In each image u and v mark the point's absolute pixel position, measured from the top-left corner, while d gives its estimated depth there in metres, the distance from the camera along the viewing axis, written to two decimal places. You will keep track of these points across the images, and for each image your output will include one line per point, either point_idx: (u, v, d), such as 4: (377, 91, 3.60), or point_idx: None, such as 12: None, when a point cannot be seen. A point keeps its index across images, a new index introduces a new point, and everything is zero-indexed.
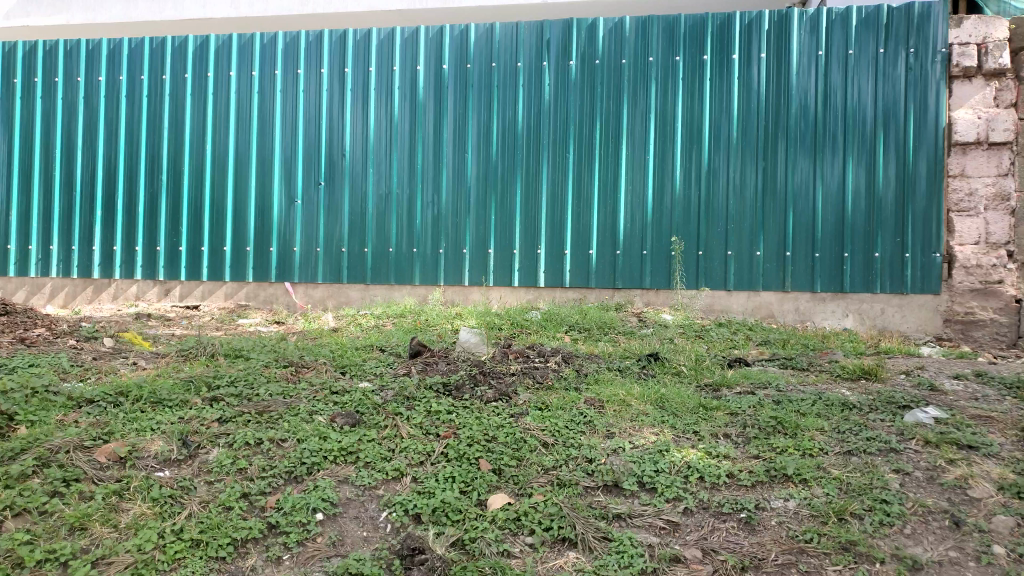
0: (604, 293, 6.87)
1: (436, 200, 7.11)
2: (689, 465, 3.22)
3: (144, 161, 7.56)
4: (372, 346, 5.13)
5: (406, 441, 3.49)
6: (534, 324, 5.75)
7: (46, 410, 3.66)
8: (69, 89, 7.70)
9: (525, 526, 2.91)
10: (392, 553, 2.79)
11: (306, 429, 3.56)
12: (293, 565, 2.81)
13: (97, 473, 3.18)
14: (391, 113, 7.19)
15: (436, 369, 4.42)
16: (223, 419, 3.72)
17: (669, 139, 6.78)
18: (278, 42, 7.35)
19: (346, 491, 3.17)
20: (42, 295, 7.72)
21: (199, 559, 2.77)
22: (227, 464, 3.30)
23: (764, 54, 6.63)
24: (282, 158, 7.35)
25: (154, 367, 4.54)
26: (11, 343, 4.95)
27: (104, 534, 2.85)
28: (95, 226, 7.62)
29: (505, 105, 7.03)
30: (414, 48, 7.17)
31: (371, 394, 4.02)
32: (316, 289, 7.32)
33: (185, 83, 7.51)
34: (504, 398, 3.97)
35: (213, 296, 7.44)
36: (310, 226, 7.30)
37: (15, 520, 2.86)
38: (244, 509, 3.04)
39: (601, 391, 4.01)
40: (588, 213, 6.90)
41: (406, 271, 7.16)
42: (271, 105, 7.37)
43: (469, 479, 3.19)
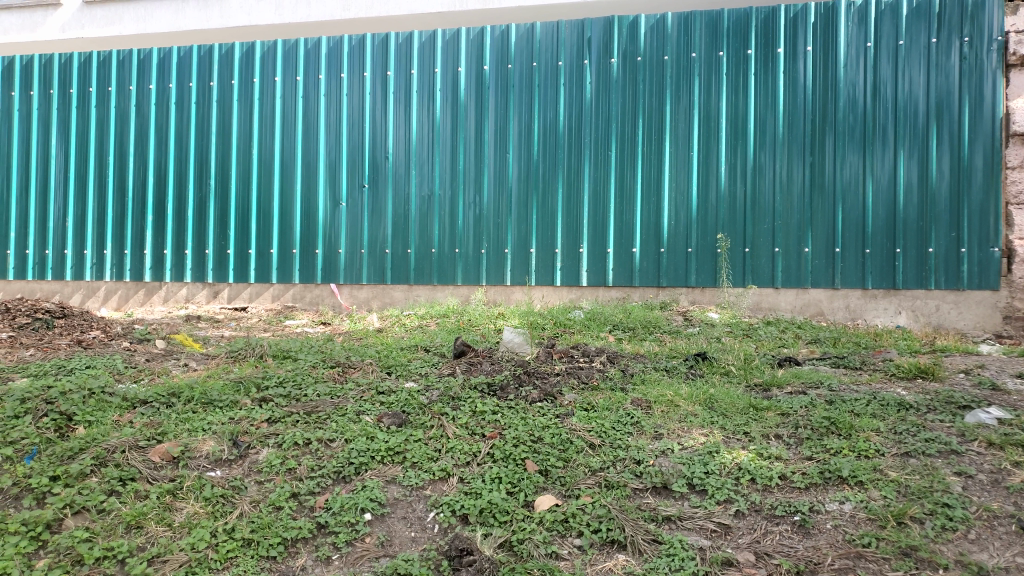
0: (648, 292, 6.80)
1: (477, 200, 7.12)
2: (740, 467, 3.16)
3: (192, 166, 7.72)
4: (417, 346, 5.15)
5: (452, 441, 3.49)
6: (577, 324, 5.71)
7: (103, 410, 3.75)
8: (121, 98, 7.90)
9: (574, 527, 2.88)
10: (441, 553, 2.79)
11: (353, 430, 3.59)
12: (342, 565, 2.82)
13: (151, 472, 3.25)
14: (433, 116, 7.22)
15: (481, 369, 4.42)
16: (272, 419, 3.77)
17: (713, 135, 6.68)
18: (321, 47, 7.46)
19: (394, 492, 3.18)
20: (97, 298, 7.94)
21: (251, 558, 2.81)
22: (277, 464, 3.34)
23: (811, 47, 6.49)
24: (327, 161, 7.43)
25: (205, 367, 4.63)
26: (69, 345, 5.09)
27: (159, 533, 2.91)
28: (146, 230, 7.80)
29: (546, 105, 7.00)
30: (455, 50, 7.19)
31: (417, 394, 4.04)
32: (361, 290, 7.39)
33: (232, 89, 7.65)
34: (549, 398, 3.95)
35: (260, 298, 7.56)
36: (354, 227, 7.38)
37: (74, 518, 2.96)
38: (294, 509, 3.07)
39: (648, 391, 3.96)
40: (632, 210, 6.84)
41: (448, 271, 7.18)
42: (315, 110, 7.46)
43: (516, 480, 3.18)
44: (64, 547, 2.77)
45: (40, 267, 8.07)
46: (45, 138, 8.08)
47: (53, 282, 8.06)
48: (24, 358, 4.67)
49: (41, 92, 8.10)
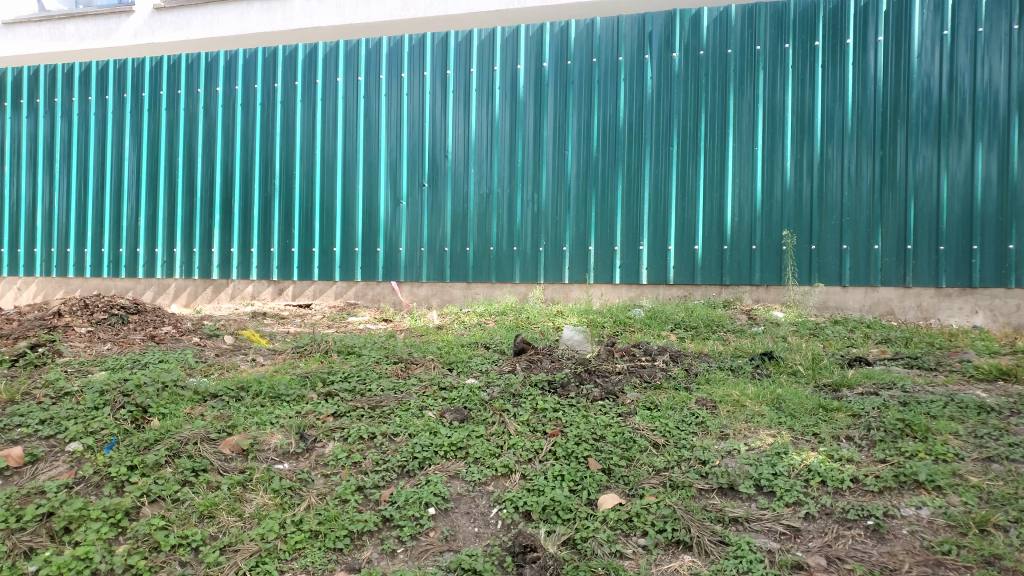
0: (711, 290, 6.69)
1: (536, 198, 7.11)
2: (810, 469, 3.08)
3: (258, 166, 7.91)
4: (477, 343, 5.16)
5: (514, 438, 3.49)
6: (637, 322, 5.64)
7: (176, 403, 3.87)
8: (190, 101, 8.14)
9: (638, 527, 2.86)
10: (504, 550, 2.80)
11: (416, 425, 3.62)
12: (407, 558, 2.85)
13: (222, 464, 3.34)
14: (492, 114, 7.24)
15: (541, 366, 4.41)
16: (338, 413, 3.83)
17: (778, 130, 6.53)
18: (382, 47, 7.56)
19: (458, 487, 3.21)
20: (167, 295, 8.21)
21: (319, 549, 2.87)
22: (342, 458, 3.40)
23: (882, 36, 6.29)
24: (388, 160, 7.53)
25: (271, 363, 4.74)
26: (143, 340, 5.28)
27: (230, 523, 3.00)
28: (214, 229, 8.03)
29: (606, 101, 6.96)
30: (515, 47, 7.19)
31: (478, 391, 4.05)
32: (421, 288, 7.46)
33: (296, 90, 7.82)
34: (611, 397, 3.92)
35: (324, 295, 7.71)
36: (414, 225, 7.45)
37: (151, 506, 3.07)
38: (359, 502, 3.12)
39: (713, 391, 3.89)
40: (693, 206, 6.74)
41: (507, 269, 7.20)
42: (376, 109, 7.57)
43: (579, 478, 3.16)
44: (141, 534, 2.88)
45: (114, 265, 8.39)
46: (119, 140, 8.39)
47: (126, 279, 8.37)
48: (102, 352, 4.86)
49: (116, 97, 8.41)
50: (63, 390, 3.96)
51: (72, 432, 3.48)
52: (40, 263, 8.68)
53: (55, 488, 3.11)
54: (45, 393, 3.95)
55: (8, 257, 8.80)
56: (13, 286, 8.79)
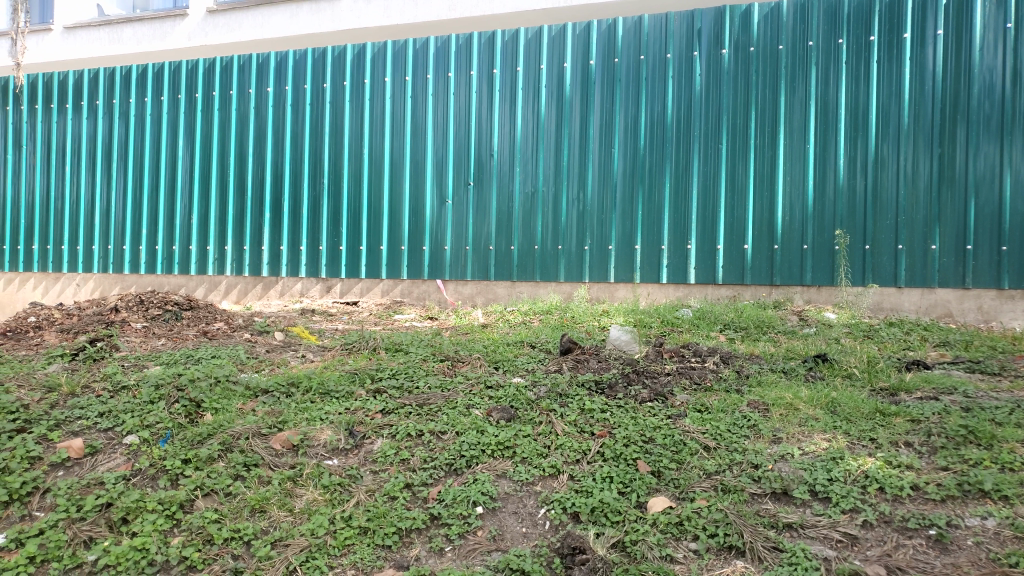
0: (761, 290, 6.56)
1: (581, 196, 7.07)
2: (868, 475, 3.00)
3: (307, 165, 8.02)
4: (523, 342, 5.14)
5: (562, 438, 3.47)
6: (686, 323, 5.57)
7: (228, 398, 3.93)
8: (241, 101, 8.29)
9: (689, 531, 2.81)
10: (553, 551, 2.78)
11: (464, 423, 3.63)
12: (455, 556, 2.86)
13: (273, 459, 3.39)
14: (538, 112, 7.22)
15: (588, 366, 4.37)
16: (386, 410, 3.86)
17: (831, 127, 6.39)
18: (430, 47, 7.60)
19: (505, 486, 3.20)
20: (219, 292, 8.37)
21: (368, 546, 2.89)
22: (391, 455, 3.42)
23: (942, 30, 6.10)
24: (434, 160, 7.56)
25: (321, 359, 4.79)
26: (196, 336, 5.39)
27: (281, 518, 3.03)
28: (264, 227, 8.16)
29: (654, 99, 6.88)
30: (561, 46, 7.16)
31: (525, 390, 4.03)
32: (466, 286, 7.48)
33: (344, 90, 7.90)
34: (660, 398, 3.87)
35: (370, 293, 7.77)
36: (460, 224, 7.48)
37: (204, 500, 3.13)
38: (408, 499, 3.14)
39: (766, 393, 3.81)
40: (743, 205, 6.63)
41: (552, 268, 7.17)
42: (423, 109, 7.61)
43: (628, 480, 3.13)
44: (195, 527, 2.95)
45: (168, 262, 8.60)
46: (173, 141, 8.59)
47: (178, 276, 8.56)
48: (157, 347, 4.97)
49: (170, 97, 8.61)
50: (120, 383, 4.06)
51: (128, 425, 3.57)
52: (98, 260, 8.94)
53: (114, 479, 3.20)
54: (103, 386, 4.06)
55: (68, 254, 9.09)
56: (72, 282, 9.08)
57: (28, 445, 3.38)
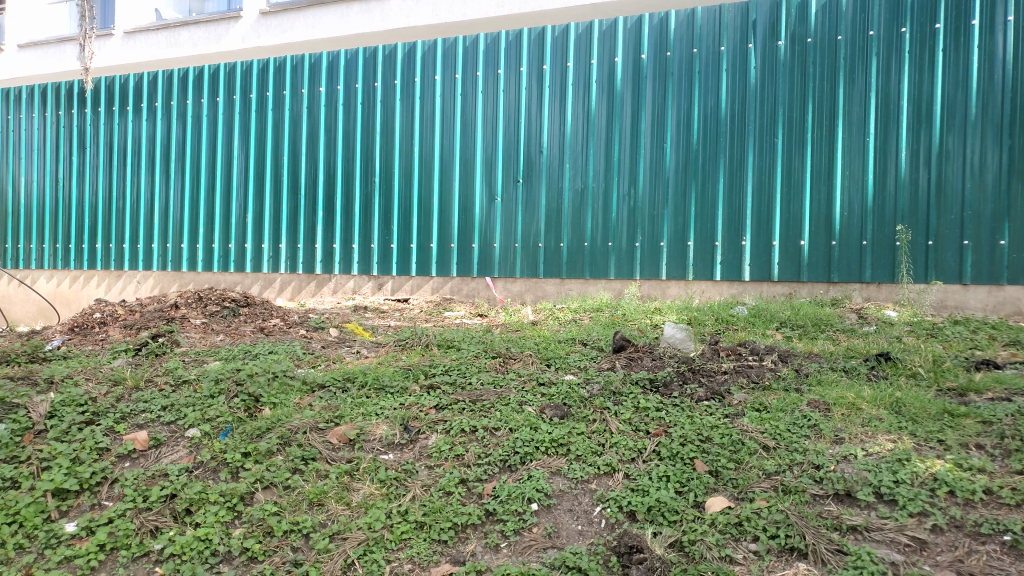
0: (818, 287, 6.41)
1: (632, 192, 7.01)
2: (936, 477, 2.90)
3: (359, 163, 8.10)
4: (575, 339, 5.11)
5: (617, 436, 3.44)
6: (741, 321, 5.47)
7: (286, 393, 4.00)
8: (295, 101, 8.43)
9: (748, 532, 2.77)
10: (610, 549, 2.77)
11: (517, 419, 3.62)
12: (511, 553, 2.86)
13: (330, 453, 3.43)
14: (589, 107, 7.17)
15: (642, 364, 4.32)
16: (440, 406, 3.88)
17: (892, 119, 6.20)
18: (480, 44, 7.62)
19: (560, 484, 3.19)
20: (273, 289, 8.54)
21: (424, 541, 2.91)
22: (445, 450, 3.43)
23: (1012, 17, 5.88)
24: (484, 157, 7.57)
25: (375, 355, 4.84)
26: (253, 332, 5.50)
27: (338, 511, 3.07)
28: (317, 226, 8.29)
29: (707, 93, 6.78)
30: (613, 40, 7.11)
31: (578, 387, 4.01)
32: (515, 284, 7.48)
33: (395, 88, 7.97)
34: (716, 397, 3.81)
35: (421, 291, 7.83)
36: (509, 221, 7.48)
37: (264, 492, 3.19)
38: (463, 495, 3.15)
39: (826, 392, 3.72)
40: (799, 200, 6.49)
41: (602, 265, 7.12)
42: (473, 106, 7.63)
43: (685, 479, 3.09)
44: (256, 519, 3.01)
45: (225, 260, 8.80)
46: (229, 140, 8.77)
47: (234, 274, 8.75)
48: (215, 343, 5.08)
49: (226, 98, 8.81)
50: (182, 377, 4.17)
51: (191, 418, 3.66)
52: (157, 258, 9.20)
53: (177, 471, 3.29)
54: (166, 380, 4.17)
55: (129, 252, 9.37)
56: (133, 280, 9.35)
57: (97, 437, 3.50)
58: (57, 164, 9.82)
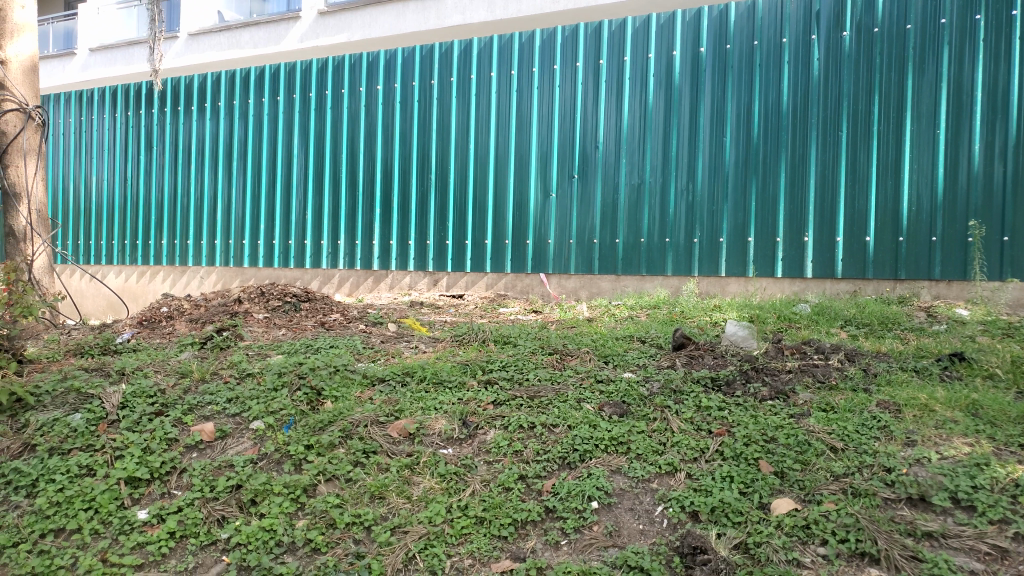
0: (884, 285, 6.21)
1: (691, 187, 6.91)
2: (1018, 484, 2.80)
3: (416, 160, 8.17)
4: (633, 336, 5.06)
5: (678, 436, 3.38)
6: (804, 319, 5.34)
7: (347, 387, 4.05)
8: (353, 99, 8.54)
9: (816, 535, 2.70)
10: (672, 549, 2.74)
11: (576, 416, 3.60)
12: (572, 551, 2.85)
13: (391, 447, 3.46)
14: (646, 102, 7.09)
15: (703, 362, 4.25)
16: (498, 401, 3.87)
17: (965, 109, 5.97)
18: (535, 40, 7.59)
19: (621, 482, 3.16)
20: (332, 285, 8.67)
21: (484, 536, 2.92)
22: (504, 445, 3.43)
23: None
24: (539, 153, 7.56)
25: (433, 350, 4.87)
26: (314, 327, 5.59)
27: (399, 505, 3.10)
28: (375, 223, 8.39)
29: (769, 86, 6.63)
30: (671, 33, 7.00)
31: (637, 385, 3.96)
32: (570, 280, 7.44)
33: (451, 86, 8.01)
34: (781, 396, 3.72)
35: (476, 287, 7.84)
36: (564, 217, 7.44)
37: (327, 485, 3.24)
38: (522, 491, 3.15)
39: (897, 393, 3.60)
40: (864, 194, 6.29)
41: (658, 261, 7.03)
42: (529, 103, 7.61)
43: (749, 480, 3.03)
44: (319, 511, 3.06)
45: (285, 256, 8.97)
46: (289, 139, 8.93)
47: (294, 269, 8.91)
48: (278, 337, 5.18)
49: (286, 97, 8.97)
50: (246, 370, 4.26)
51: (255, 411, 3.73)
52: (220, 254, 9.42)
53: (243, 462, 3.36)
54: (231, 373, 4.26)
55: (193, 248, 9.63)
56: (197, 275, 9.61)
57: (166, 428, 3.60)
58: (126, 163, 10.15)
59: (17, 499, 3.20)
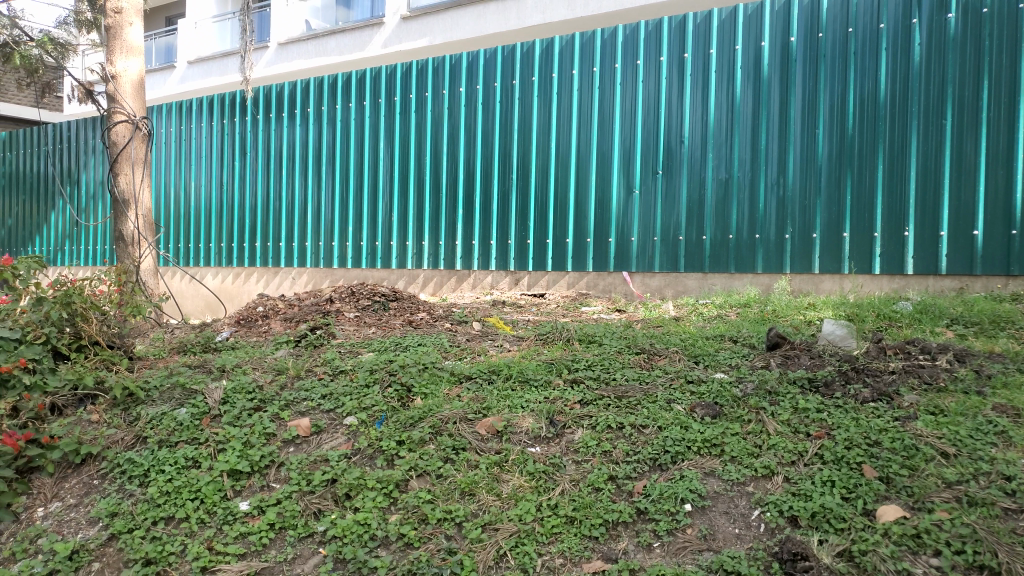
0: (994, 282, 5.87)
1: (781, 182, 6.69)
2: None
3: (497, 160, 8.21)
4: (723, 336, 4.93)
5: (774, 438, 3.28)
6: (906, 317, 5.09)
7: (436, 383, 4.09)
8: (436, 103, 8.67)
9: (928, 545, 2.57)
10: (771, 555, 2.67)
11: (666, 417, 3.53)
12: (665, 554, 2.81)
13: (480, 444, 3.48)
14: (734, 95, 6.91)
15: (799, 362, 4.10)
16: (585, 401, 3.83)
17: None
18: (618, 36, 7.51)
19: (714, 485, 3.09)
20: (417, 285, 8.82)
21: (575, 536, 2.90)
22: (592, 445, 3.39)
23: None
24: (622, 150, 7.47)
25: (518, 349, 4.88)
26: (402, 325, 5.69)
27: (489, 502, 3.11)
28: (457, 223, 8.48)
29: (865, 74, 6.36)
30: (759, 24, 6.80)
31: (730, 386, 3.85)
32: (654, 278, 7.31)
33: (533, 85, 8.01)
34: (884, 398, 3.56)
35: (557, 286, 7.82)
36: (648, 215, 7.34)
37: (418, 480, 3.29)
38: (613, 492, 3.11)
39: (1014, 397, 3.38)
40: (971, 186, 5.95)
41: (747, 258, 6.84)
42: (611, 99, 7.53)
43: (852, 485, 2.91)
44: (411, 506, 3.10)
45: (372, 258, 9.17)
46: (375, 143, 9.13)
47: (381, 270, 9.11)
48: (368, 336, 5.29)
49: (372, 102, 9.18)
50: (338, 367, 4.37)
51: (348, 407, 3.82)
52: (311, 257, 9.73)
53: (337, 457, 3.44)
54: (324, 369, 4.38)
55: (285, 250, 9.97)
56: (290, 276, 9.95)
57: (264, 423, 3.72)
58: (222, 169, 10.59)
59: (131, 488, 3.39)
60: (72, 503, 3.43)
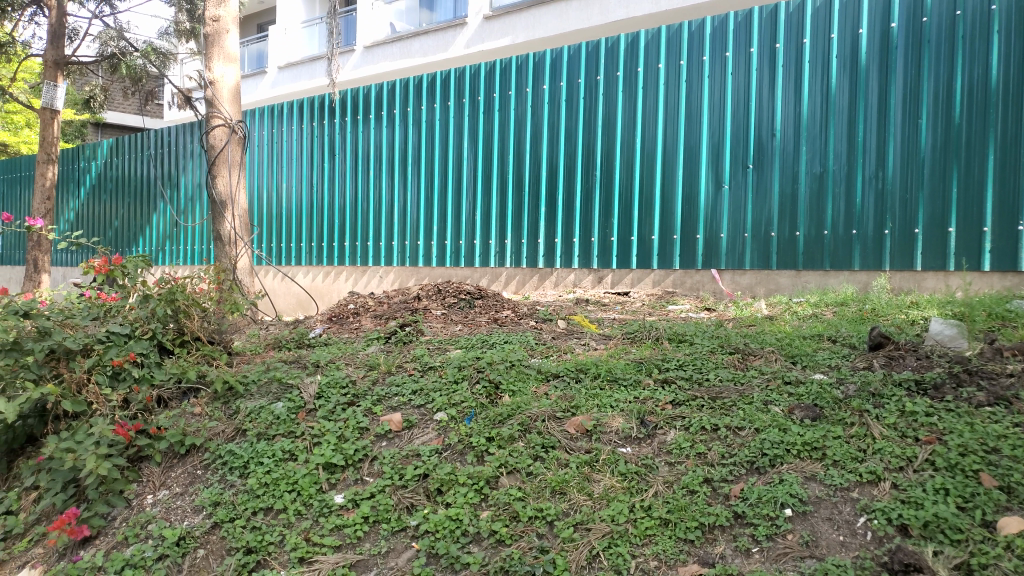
0: None
1: (880, 175, 6.40)
2: None
3: (581, 157, 8.17)
4: (821, 335, 4.74)
5: (880, 442, 3.13)
6: (1022, 317, 4.78)
7: (523, 381, 4.08)
8: (519, 101, 8.70)
9: None
10: (880, 565, 2.55)
11: (763, 419, 3.41)
12: (764, 559, 2.71)
13: (569, 443, 3.45)
14: (829, 84, 6.65)
15: (905, 364, 3.90)
16: (676, 401, 3.75)
17: None
18: (706, 27, 7.33)
19: (816, 490, 2.97)
20: (500, 282, 8.85)
21: (669, 538, 2.84)
22: (686, 447, 3.32)
23: None
24: (710, 144, 7.30)
25: (605, 347, 4.83)
26: (488, 323, 5.71)
27: (580, 501, 3.08)
28: (540, 220, 8.48)
29: (974, 59, 6.01)
30: (857, 10, 6.53)
31: (830, 387, 3.70)
32: (744, 276, 7.10)
33: (618, 80, 7.92)
34: (1001, 402, 3.35)
35: (642, 283, 7.68)
36: (737, 210, 7.14)
37: (508, 477, 3.28)
38: (708, 494, 3.03)
39: None
40: None
41: (844, 255, 6.57)
42: (698, 93, 7.37)
43: (968, 495, 2.76)
44: (502, 503, 3.10)
45: (456, 256, 9.25)
46: (459, 142, 9.23)
47: (465, 268, 9.19)
48: (455, 333, 5.33)
49: (456, 102, 9.28)
50: (428, 364, 4.41)
51: (438, 403, 3.86)
52: (396, 255, 9.89)
53: (429, 452, 3.48)
54: (414, 366, 4.43)
55: (373, 249, 10.18)
56: (377, 274, 10.16)
57: (358, 418, 3.80)
58: (312, 170, 10.90)
59: (232, 479, 3.52)
60: (178, 491, 3.58)
